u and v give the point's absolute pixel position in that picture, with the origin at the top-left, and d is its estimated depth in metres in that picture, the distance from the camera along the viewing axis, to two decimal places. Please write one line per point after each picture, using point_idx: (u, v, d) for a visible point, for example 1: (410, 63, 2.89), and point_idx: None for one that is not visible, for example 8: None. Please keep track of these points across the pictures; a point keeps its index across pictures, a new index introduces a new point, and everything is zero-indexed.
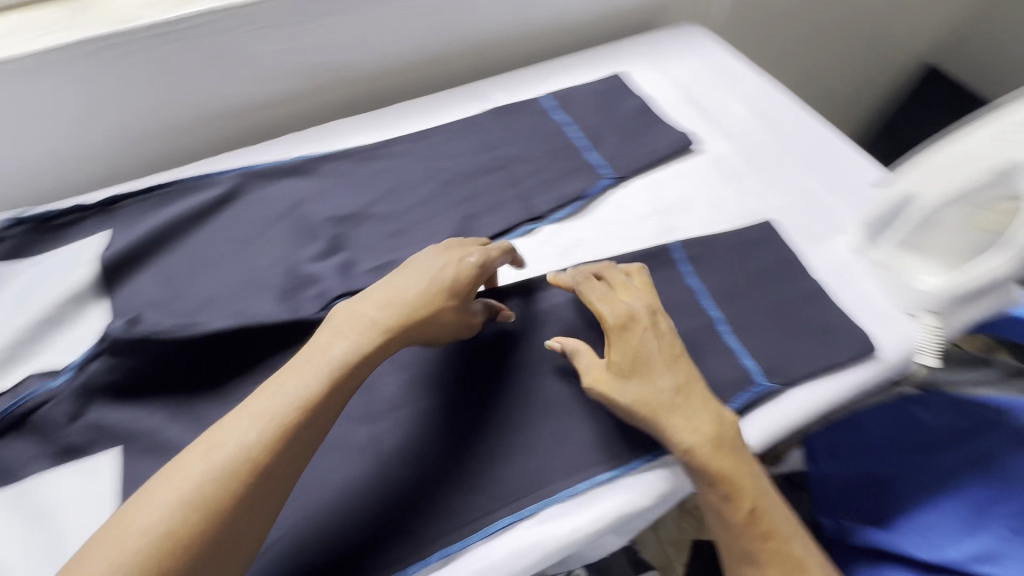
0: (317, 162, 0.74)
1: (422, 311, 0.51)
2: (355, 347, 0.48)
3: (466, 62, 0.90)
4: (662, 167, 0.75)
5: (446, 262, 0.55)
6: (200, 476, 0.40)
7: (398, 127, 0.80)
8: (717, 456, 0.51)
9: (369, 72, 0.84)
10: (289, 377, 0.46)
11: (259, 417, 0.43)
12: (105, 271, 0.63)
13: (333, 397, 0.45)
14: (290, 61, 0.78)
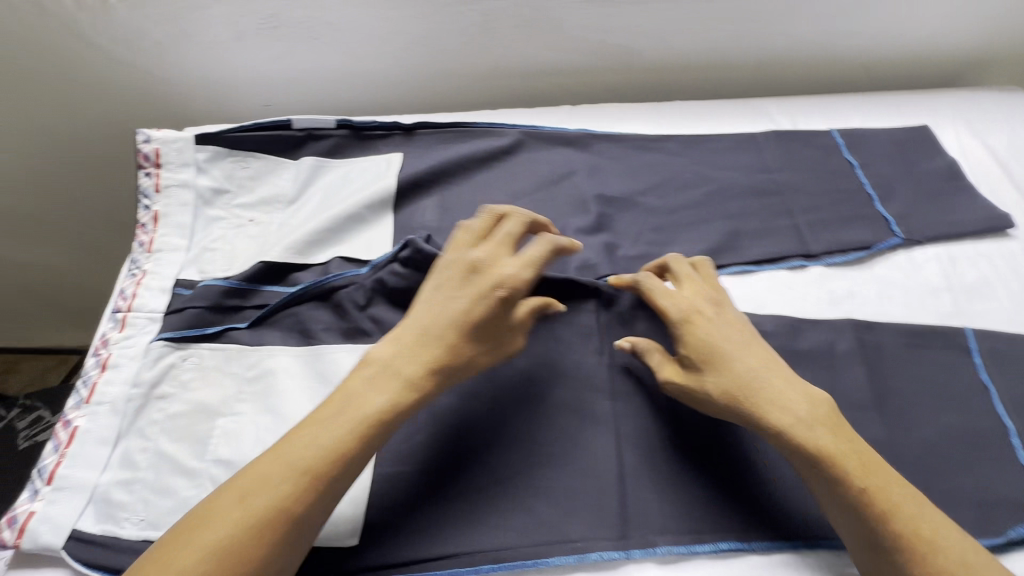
0: (593, 139, 0.76)
1: (460, 333, 0.48)
2: (414, 380, 0.46)
3: (748, 76, 0.87)
4: (963, 241, 0.67)
5: (483, 287, 0.49)
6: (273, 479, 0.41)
7: (673, 125, 0.79)
8: (821, 446, 0.46)
9: (656, 64, 0.84)
10: (360, 386, 0.45)
11: (322, 426, 0.44)
12: (401, 187, 0.70)
13: (375, 428, 0.44)
14: (592, 38, 0.80)
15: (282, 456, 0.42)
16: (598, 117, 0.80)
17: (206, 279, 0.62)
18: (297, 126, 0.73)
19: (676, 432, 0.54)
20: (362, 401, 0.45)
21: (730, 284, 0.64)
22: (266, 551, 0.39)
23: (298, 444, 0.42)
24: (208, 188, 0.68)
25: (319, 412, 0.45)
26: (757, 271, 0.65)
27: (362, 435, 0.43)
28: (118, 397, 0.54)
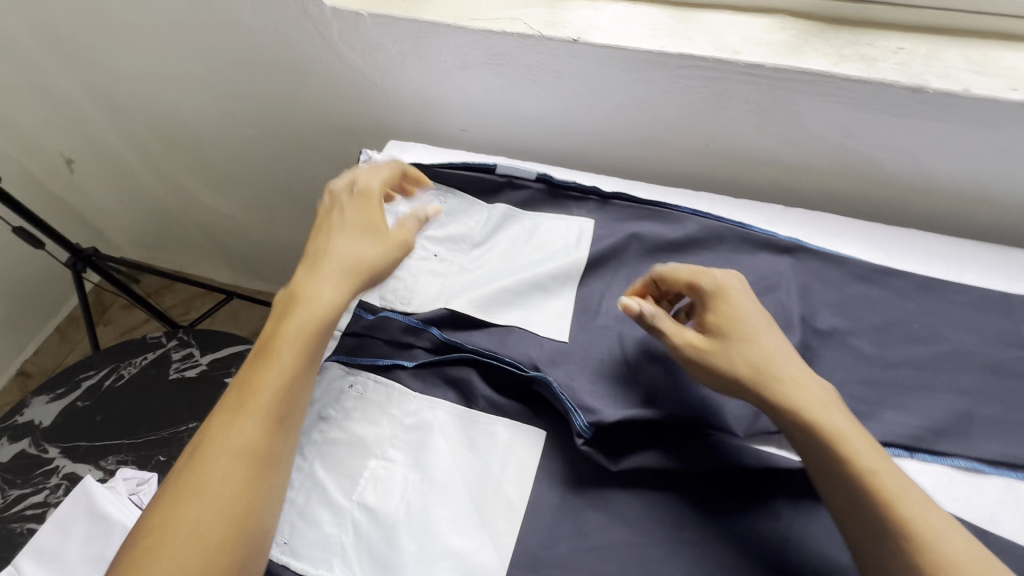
0: (805, 253, 0.68)
1: (338, 284, 0.55)
2: (286, 362, 0.51)
3: (1007, 217, 0.73)
4: None
5: (335, 271, 0.56)
6: (224, 482, 0.46)
7: (904, 259, 0.68)
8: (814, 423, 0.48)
9: (897, 181, 0.73)
10: (272, 367, 0.51)
11: (239, 428, 0.48)
12: (589, 262, 0.66)
13: (269, 372, 0.51)
14: (830, 140, 0.71)
15: (226, 470, 0.46)
16: (812, 228, 0.71)
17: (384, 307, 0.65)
18: (500, 172, 0.72)
19: None
20: (256, 414, 0.49)
21: (951, 479, 0.53)
22: (251, 536, 0.46)
23: (213, 469, 0.46)
24: (406, 215, 0.69)
25: (224, 425, 0.48)
26: (992, 474, 0.53)
27: (280, 404, 0.50)
28: None
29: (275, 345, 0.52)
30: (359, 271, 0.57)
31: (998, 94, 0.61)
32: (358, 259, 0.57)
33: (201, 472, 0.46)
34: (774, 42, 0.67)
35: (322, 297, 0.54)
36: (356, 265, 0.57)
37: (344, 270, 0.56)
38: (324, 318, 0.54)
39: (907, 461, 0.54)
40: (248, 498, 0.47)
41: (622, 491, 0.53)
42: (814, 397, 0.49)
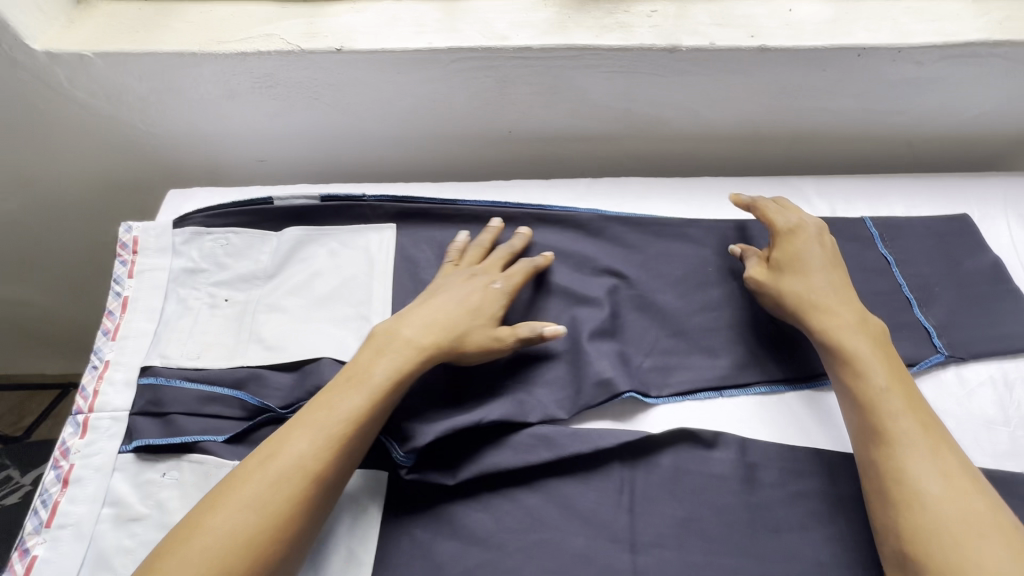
0: (609, 221, 0.70)
1: (422, 358, 0.53)
2: (340, 411, 0.48)
3: (781, 148, 0.80)
4: (1016, 359, 0.61)
5: (432, 339, 0.54)
6: (230, 519, 0.42)
7: (698, 207, 0.73)
8: (839, 334, 0.55)
9: (682, 134, 0.77)
10: (328, 424, 0.47)
11: (261, 460, 0.45)
12: (395, 264, 0.67)
13: (337, 438, 0.47)
14: (615, 107, 0.73)
15: (244, 519, 0.42)
16: (616, 195, 0.73)
17: (167, 367, 0.56)
18: (279, 203, 0.68)
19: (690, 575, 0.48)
20: (286, 453, 0.45)
21: (760, 406, 0.58)
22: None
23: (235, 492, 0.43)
24: (183, 268, 0.63)
25: (275, 457, 0.46)
26: (786, 390, 0.58)
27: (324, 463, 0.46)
28: (84, 518, 0.48)
29: (331, 386, 0.50)
30: (445, 342, 0.54)
31: (738, 43, 0.65)
32: (433, 315, 0.55)
33: (213, 504, 0.43)
34: (537, 21, 0.67)
35: (406, 354, 0.52)
36: (443, 338, 0.54)
37: (436, 350, 0.54)
38: (390, 326, 0.55)
39: (718, 400, 0.58)
40: (247, 553, 0.41)
41: (469, 512, 0.51)
42: (806, 290, 0.58)
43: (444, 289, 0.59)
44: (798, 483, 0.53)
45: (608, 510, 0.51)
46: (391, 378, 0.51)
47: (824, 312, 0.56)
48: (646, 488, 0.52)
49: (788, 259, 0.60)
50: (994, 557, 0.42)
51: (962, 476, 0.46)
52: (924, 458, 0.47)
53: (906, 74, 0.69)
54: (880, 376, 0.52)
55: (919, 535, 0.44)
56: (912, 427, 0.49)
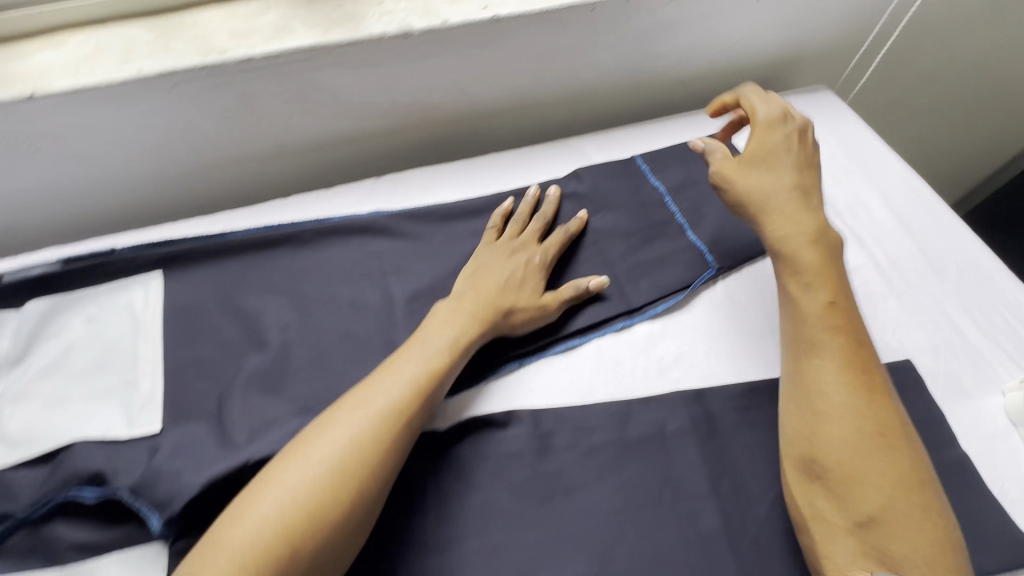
0: (392, 219, 0.68)
1: (481, 327, 0.56)
2: (405, 376, 0.50)
3: (565, 110, 0.81)
4: None
5: (488, 308, 0.57)
6: (320, 459, 0.44)
7: (484, 186, 0.72)
8: (757, 212, 0.57)
9: (459, 116, 0.76)
10: (394, 386, 0.49)
11: (336, 420, 0.46)
12: (164, 318, 0.61)
13: (411, 407, 0.48)
14: (378, 101, 0.70)
15: (302, 487, 0.42)
16: (401, 189, 0.71)
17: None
18: (12, 278, 0.60)
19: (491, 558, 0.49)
20: (369, 405, 0.47)
21: (554, 370, 0.59)
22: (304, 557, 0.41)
23: (302, 446, 0.45)
24: None
25: (341, 423, 0.46)
26: (582, 343, 0.60)
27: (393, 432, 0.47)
28: None
29: (404, 352, 0.52)
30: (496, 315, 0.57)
31: (472, 17, 0.64)
32: (485, 289, 0.58)
33: (292, 456, 0.44)
34: (261, 27, 0.63)
35: (469, 324, 0.55)
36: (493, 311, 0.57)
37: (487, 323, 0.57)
38: (450, 302, 0.58)
39: (517, 372, 0.59)
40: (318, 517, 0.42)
41: None
42: (773, 193, 0.56)
43: (487, 263, 0.61)
44: (591, 439, 0.54)
45: (407, 516, 0.51)
46: (450, 351, 0.53)
47: (764, 193, 0.56)
48: (441, 485, 0.52)
49: (758, 153, 0.59)
50: (890, 472, 0.45)
51: (869, 383, 0.48)
52: (833, 370, 0.49)
53: (647, 21, 0.71)
54: (807, 267, 0.53)
55: (829, 443, 0.47)
56: (833, 340, 0.50)
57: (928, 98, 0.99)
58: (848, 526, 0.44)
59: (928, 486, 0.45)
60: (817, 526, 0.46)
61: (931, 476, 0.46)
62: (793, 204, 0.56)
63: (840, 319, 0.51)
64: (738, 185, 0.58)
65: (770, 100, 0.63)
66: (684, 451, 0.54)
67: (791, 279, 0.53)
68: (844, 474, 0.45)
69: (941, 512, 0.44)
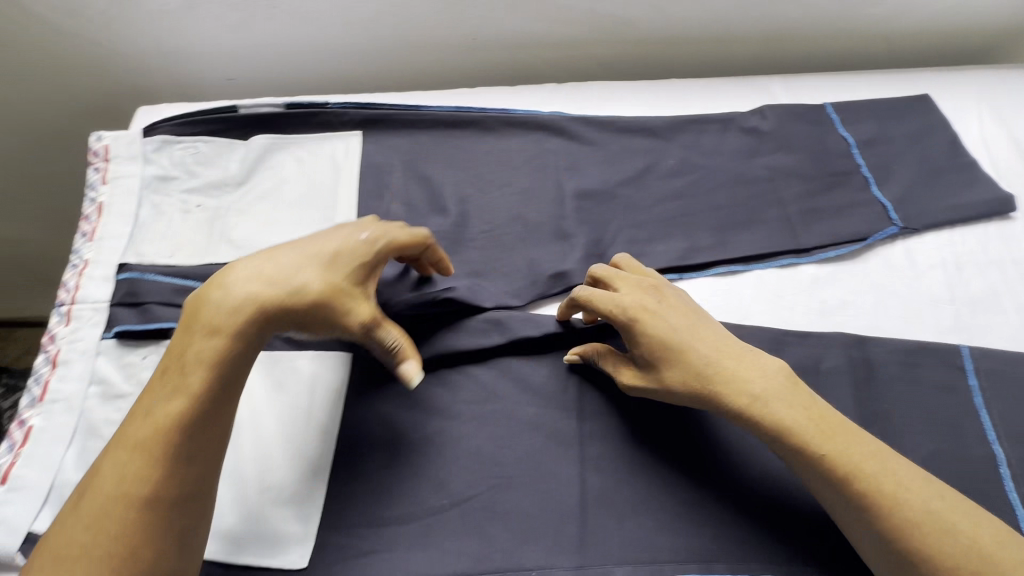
0: (571, 122, 0.70)
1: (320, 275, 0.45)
2: (200, 347, 0.43)
3: (753, 48, 0.78)
4: (965, 226, 0.63)
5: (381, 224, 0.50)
6: (153, 417, 0.41)
7: (662, 107, 0.72)
8: (671, 331, 0.48)
9: (648, 36, 0.76)
10: (201, 335, 0.43)
11: (233, 310, 0.43)
12: (362, 171, 0.68)
13: (241, 340, 0.43)
14: (579, 6, 0.72)
15: (142, 436, 0.41)
16: (581, 96, 0.73)
17: (143, 264, 0.59)
18: (245, 112, 0.69)
19: (635, 438, 0.52)
20: (189, 352, 0.43)
21: (715, 287, 0.60)
22: (168, 481, 0.40)
23: (117, 438, 0.42)
24: (153, 175, 0.65)
25: (170, 384, 0.43)
26: (746, 270, 0.61)
27: (211, 374, 0.42)
28: (73, 395, 0.53)
29: (186, 333, 0.43)
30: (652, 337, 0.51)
31: None
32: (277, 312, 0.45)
33: (133, 415, 0.43)
34: None
35: (257, 289, 0.44)
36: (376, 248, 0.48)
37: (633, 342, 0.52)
38: (250, 262, 0.45)
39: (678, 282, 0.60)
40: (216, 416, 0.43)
41: (428, 387, 0.54)
42: (654, 319, 0.49)
43: (282, 268, 0.45)
44: None
45: (559, 383, 0.54)
46: (296, 257, 0.45)
47: (649, 330, 0.49)
48: (594, 363, 0.55)
49: (640, 344, 0.49)
50: (885, 484, 0.42)
51: (824, 436, 0.44)
52: (772, 394, 0.46)
53: None
54: (709, 355, 0.47)
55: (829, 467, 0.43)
56: (774, 410, 0.45)
57: None
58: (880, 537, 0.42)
59: (901, 512, 0.41)
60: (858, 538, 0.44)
61: (929, 508, 0.41)
62: (675, 313, 0.50)
63: (754, 416, 0.45)
64: (626, 305, 0.50)
65: (631, 278, 0.52)
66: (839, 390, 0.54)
67: (687, 373, 0.47)
68: (862, 494, 0.42)
69: (927, 546, 0.40)
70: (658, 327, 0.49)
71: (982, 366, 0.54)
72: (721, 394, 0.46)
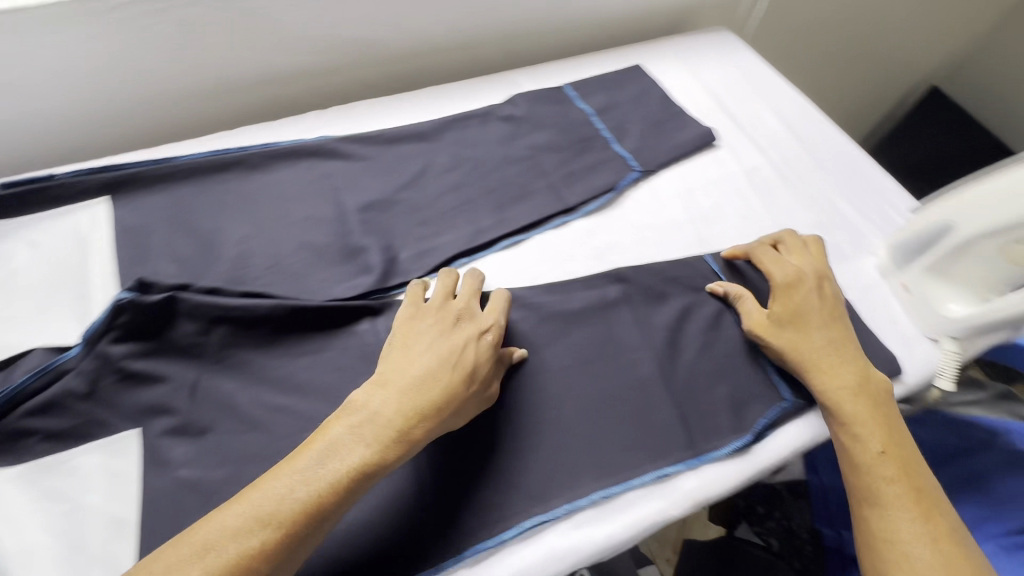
0: (341, 142, 0.71)
1: (454, 382, 0.48)
2: (355, 453, 0.43)
3: (499, 48, 0.87)
4: (687, 160, 0.76)
5: (491, 347, 0.52)
6: (250, 512, 0.39)
7: (427, 112, 0.77)
8: (807, 321, 0.58)
9: (399, 51, 0.81)
10: (359, 442, 0.43)
11: (382, 421, 0.45)
12: (115, 236, 0.62)
13: (381, 452, 0.43)
14: (320, 34, 0.74)
15: (241, 532, 0.38)
16: (347, 117, 0.75)
17: None
18: None
19: None
20: (328, 464, 0.42)
21: (504, 259, 0.65)
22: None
23: (191, 537, 0.38)
24: None
25: (300, 474, 0.41)
26: (527, 237, 0.67)
27: (345, 482, 0.42)
28: None
29: (307, 446, 0.43)
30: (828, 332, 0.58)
31: None
32: (404, 404, 0.46)
33: (229, 505, 0.40)
34: None
35: (427, 393, 0.47)
36: (467, 368, 0.49)
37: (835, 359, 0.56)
38: (376, 387, 0.47)
39: (470, 264, 0.65)
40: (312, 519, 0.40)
41: (239, 435, 0.51)
42: (797, 289, 0.60)
43: (420, 337, 0.50)
44: (540, 311, 0.61)
45: None
46: (439, 358, 0.49)
47: (787, 288, 0.60)
48: None
49: (788, 315, 0.58)
50: (900, 467, 0.50)
51: (891, 424, 0.53)
52: (841, 369, 0.55)
53: None
54: (827, 328, 0.58)
55: (864, 455, 0.51)
56: (847, 382, 0.54)
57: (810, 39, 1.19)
58: (863, 510, 0.49)
59: (869, 475, 0.50)
60: (859, 505, 0.50)
61: (878, 456, 0.50)
62: (831, 323, 0.58)
63: (858, 404, 0.53)
64: (773, 269, 0.62)
65: (802, 260, 0.63)
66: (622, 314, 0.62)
67: (809, 369, 0.56)
68: (866, 489, 0.50)
69: (873, 512, 0.48)
70: (808, 294, 0.60)
71: (720, 264, 0.66)
72: (841, 381, 0.54)
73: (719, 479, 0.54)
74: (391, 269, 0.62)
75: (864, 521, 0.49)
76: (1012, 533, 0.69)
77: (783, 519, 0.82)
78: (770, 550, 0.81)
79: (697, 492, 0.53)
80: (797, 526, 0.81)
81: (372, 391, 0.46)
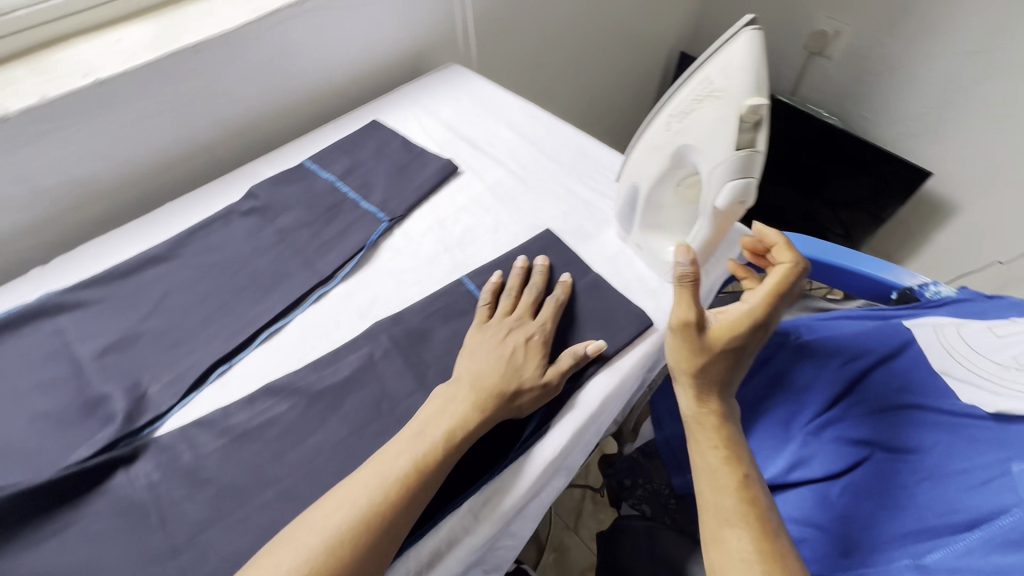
0: (65, 293, 0.67)
1: (489, 398, 0.55)
2: (390, 473, 0.49)
3: (234, 145, 0.88)
4: (435, 194, 0.80)
5: (518, 334, 0.61)
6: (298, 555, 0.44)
7: (164, 231, 0.75)
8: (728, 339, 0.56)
9: (121, 181, 0.79)
10: (399, 466, 0.50)
11: (418, 440, 0.52)
12: None
13: (423, 478, 0.50)
14: (12, 193, 0.70)
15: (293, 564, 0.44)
16: (73, 264, 0.71)
17: None
18: None
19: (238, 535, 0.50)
20: (363, 489, 0.48)
21: (267, 352, 0.64)
22: None
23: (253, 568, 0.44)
24: None
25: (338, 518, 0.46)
26: (288, 322, 0.67)
27: (393, 503, 0.48)
28: None
29: (375, 460, 0.51)
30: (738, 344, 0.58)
31: (70, 87, 0.68)
32: (476, 379, 0.57)
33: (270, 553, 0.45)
34: None
35: (461, 413, 0.54)
36: (516, 368, 0.58)
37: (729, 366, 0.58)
38: (447, 388, 0.57)
39: (231, 369, 0.63)
40: (404, 500, 0.48)
41: None
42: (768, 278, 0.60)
43: (481, 344, 0.60)
44: (309, 391, 0.60)
45: (139, 541, 0.50)
46: (495, 365, 0.58)
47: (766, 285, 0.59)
48: (171, 496, 0.53)
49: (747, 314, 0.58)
50: (750, 491, 0.51)
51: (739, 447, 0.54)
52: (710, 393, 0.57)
53: (261, 51, 0.82)
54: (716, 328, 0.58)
55: (715, 472, 0.53)
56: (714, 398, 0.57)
57: (548, 47, 1.32)
58: (711, 529, 0.50)
59: (723, 499, 0.51)
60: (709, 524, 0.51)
61: (739, 480, 0.52)
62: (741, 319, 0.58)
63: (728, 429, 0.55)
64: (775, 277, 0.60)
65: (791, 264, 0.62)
66: (393, 364, 0.62)
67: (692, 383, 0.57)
68: (722, 511, 0.50)
69: (726, 536, 0.49)
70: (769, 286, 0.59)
71: (479, 281, 0.70)
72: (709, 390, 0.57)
73: (509, 493, 0.55)
74: (138, 409, 0.58)
75: (713, 539, 0.50)
76: (815, 417, 0.75)
77: (647, 483, 0.87)
78: (646, 517, 0.84)
79: (492, 514, 0.54)
80: (660, 485, 0.86)
81: (469, 405, 0.55)
